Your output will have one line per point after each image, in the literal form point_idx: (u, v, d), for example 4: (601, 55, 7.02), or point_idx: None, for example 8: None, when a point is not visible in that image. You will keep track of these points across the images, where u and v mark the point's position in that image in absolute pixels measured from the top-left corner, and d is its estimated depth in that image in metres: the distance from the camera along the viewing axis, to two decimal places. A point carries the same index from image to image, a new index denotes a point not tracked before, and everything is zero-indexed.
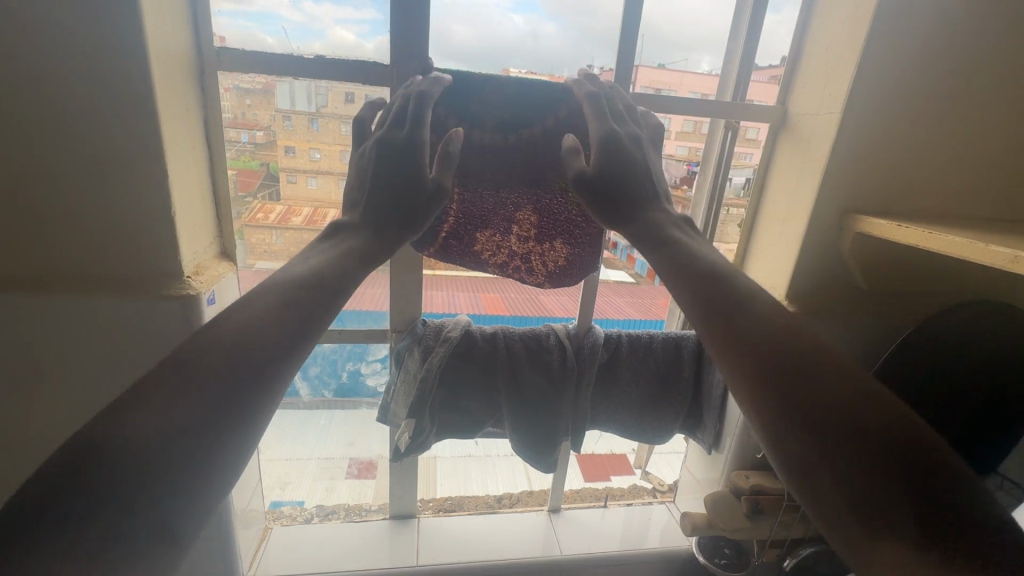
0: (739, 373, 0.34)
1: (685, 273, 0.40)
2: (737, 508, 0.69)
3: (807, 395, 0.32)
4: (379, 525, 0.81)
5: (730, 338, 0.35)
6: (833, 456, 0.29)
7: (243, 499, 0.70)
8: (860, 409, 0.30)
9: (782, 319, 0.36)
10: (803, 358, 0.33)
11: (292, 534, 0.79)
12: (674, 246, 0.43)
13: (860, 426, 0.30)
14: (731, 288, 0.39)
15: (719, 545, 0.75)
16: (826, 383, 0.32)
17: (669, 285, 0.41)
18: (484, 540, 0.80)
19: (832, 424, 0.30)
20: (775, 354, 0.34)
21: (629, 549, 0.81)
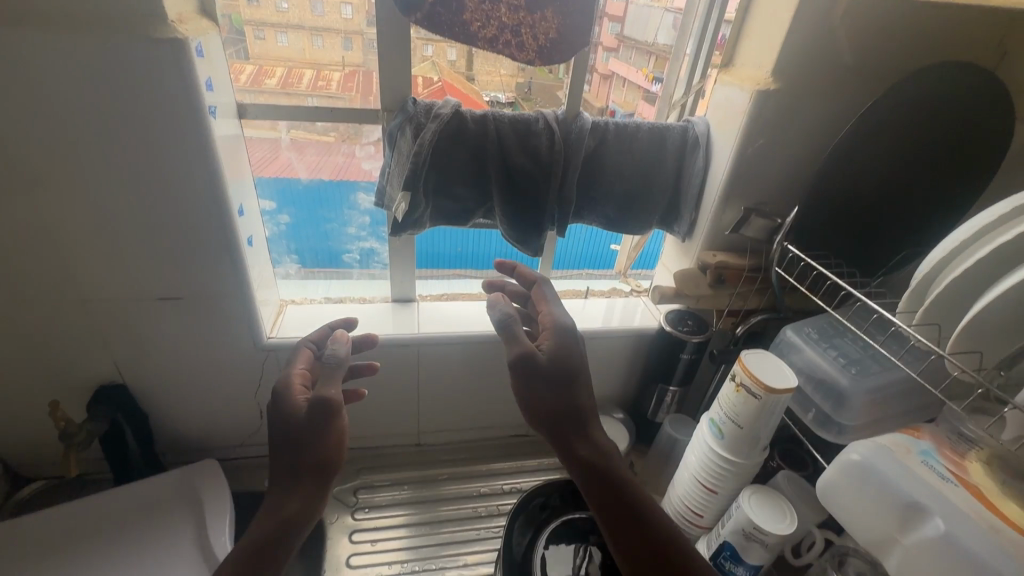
0: (580, 464, 0.54)
1: (551, 404, 0.56)
2: (702, 280, 0.78)
3: (599, 450, 0.55)
4: (383, 308, 0.88)
5: (579, 456, 0.54)
6: (624, 532, 0.50)
7: (258, 271, 0.75)
8: (630, 484, 0.53)
9: (619, 467, 0.54)
10: (620, 479, 0.54)
11: (308, 310, 0.85)
12: (547, 366, 0.58)
13: (640, 513, 0.51)
14: (594, 440, 0.55)
15: (684, 318, 0.84)
16: (614, 459, 0.55)
17: (540, 401, 0.56)
18: (475, 317, 0.88)
19: (625, 503, 0.52)
20: (596, 462, 0.54)
21: (606, 325, 0.89)
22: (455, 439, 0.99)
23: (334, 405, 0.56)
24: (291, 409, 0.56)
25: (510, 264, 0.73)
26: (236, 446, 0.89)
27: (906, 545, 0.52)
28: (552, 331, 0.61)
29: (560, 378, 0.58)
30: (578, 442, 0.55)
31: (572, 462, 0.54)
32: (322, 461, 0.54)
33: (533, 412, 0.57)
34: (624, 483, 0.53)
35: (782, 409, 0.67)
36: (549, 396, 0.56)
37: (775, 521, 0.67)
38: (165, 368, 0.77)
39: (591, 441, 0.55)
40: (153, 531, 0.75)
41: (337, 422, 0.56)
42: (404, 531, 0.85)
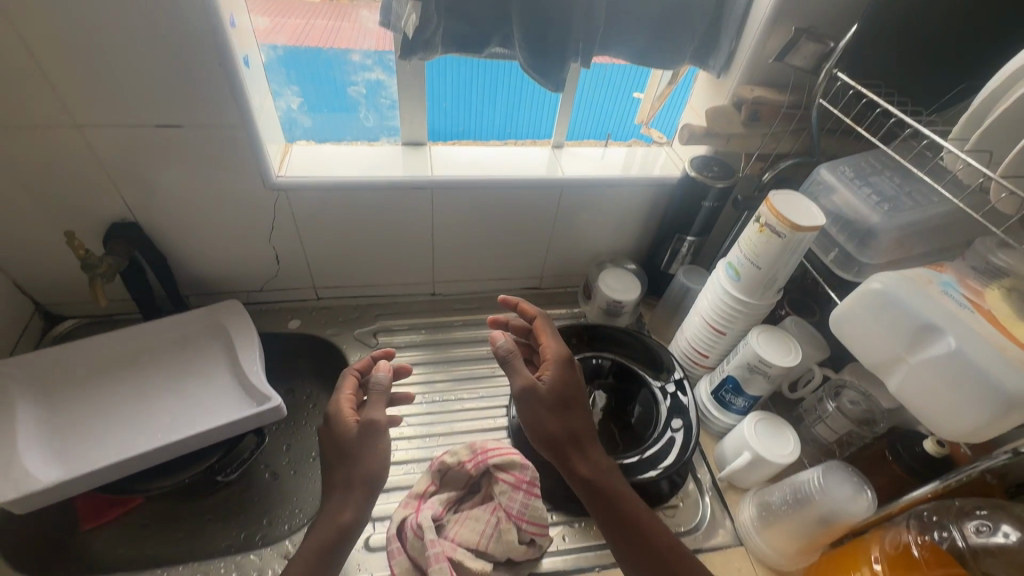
0: (579, 482, 0.61)
1: (546, 431, 0.63)
2: (735, 117, 0.73)
3: (598, 466, 0.63)
4: (394, 150, 0.84)
5: (579, 478, 0.61)
6: (623, 525, 0.59)
7: (258, 99, 0.70)
8: (624, 485, 0.63)
9: (606, 461, 0.64)
10: (611, 481, 0.62)
11: (313, 151, 0.80)
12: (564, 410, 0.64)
13: (636, 515, 0.60)
14: (583, 437, 0.64)
15: (709, 164, 0.80)
16: (610, 473, 0.63)
17: (537, 432, 0.63)
18: (490, 163, 0.85)
19: (623, 510, 0.60)
20: (590, 462, 0.63)
21: (627, 174, 0.86)
22: (469, 291, 1.01)
23: (378, 425, 0.61)
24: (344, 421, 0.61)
25: (513, 301, 0.75)
26: (256, 290, 0.91)
27: (910, 364, 0.53)
28: (554, 362, 0.66)
29: (562, 402, 0.64)
30: (572, 461, 0.62)
31: (577, 484, 0.61)
32: (362, 479, 0.58)
33: (540, 442, 0.63)
34: (613, 482, 0.62)
35: (805, 249, 0.66)
36: (551, 424, 0.63)
37: (781, 356, 0.70)
38: (176, 209, 0.76)
39: (589, 460, 0.62)
40: (188, 360, 0.79)
41: (377, 442, 0.60)
42: (423, 368, 0.90)
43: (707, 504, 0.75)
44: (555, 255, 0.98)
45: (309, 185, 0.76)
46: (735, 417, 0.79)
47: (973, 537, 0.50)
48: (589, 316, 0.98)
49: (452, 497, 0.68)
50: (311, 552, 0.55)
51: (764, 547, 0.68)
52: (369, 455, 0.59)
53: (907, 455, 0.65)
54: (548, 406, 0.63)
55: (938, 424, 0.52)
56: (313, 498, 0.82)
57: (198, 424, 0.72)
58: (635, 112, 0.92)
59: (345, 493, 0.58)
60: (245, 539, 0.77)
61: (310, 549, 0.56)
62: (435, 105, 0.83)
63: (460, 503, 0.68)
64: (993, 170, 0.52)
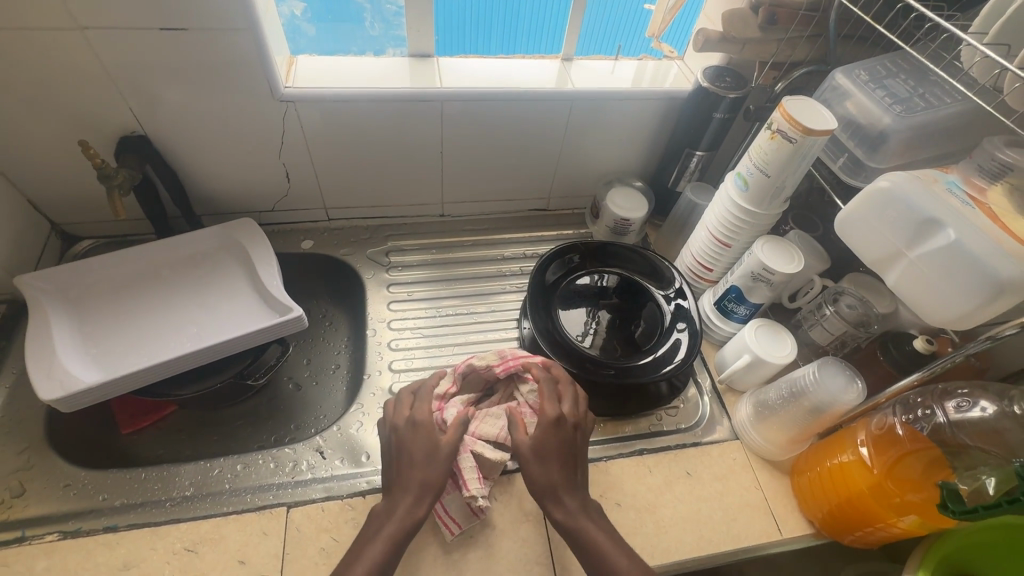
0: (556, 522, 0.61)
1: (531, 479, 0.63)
2: (752, 19, 0.71)
3: (575, 510, 0.62)
4: (400, 62, 0.82)
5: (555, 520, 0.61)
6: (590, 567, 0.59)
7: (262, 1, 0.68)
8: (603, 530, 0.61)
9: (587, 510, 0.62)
10: (588, 524, 0.61)
11: (319, 61, 0.78)
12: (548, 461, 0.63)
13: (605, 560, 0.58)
14: (563, 487, 0.62)
15: (722, 74, 0.79)
16: (589, 519, 0.61)
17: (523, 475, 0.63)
18: (499, 76, 0.83)
19: (591, 554, 0.59)
20: (566, 509, 0.61)
21: (637, 87, 0.85)
22: (476, 213, 1.02)
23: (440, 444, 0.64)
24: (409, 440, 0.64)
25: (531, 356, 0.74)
26: (267, 211, 0.91)
27: (909, 258, 0.56)
28: (542, 420, 0.65)
29: (545, 455, 0.63)
30: (547, 504, 0.62)
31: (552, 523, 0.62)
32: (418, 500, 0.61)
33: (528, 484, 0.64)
34: (588, 527, 0.60)
35: (815, 155, 0.66)
36: (532, 472, 0.63)
37: (785, 263, 0.73)
38: (186, 123, 0.75)
39: (563, 507, 0.61)
40: (208, 274, 0.81)
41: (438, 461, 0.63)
42: (435, 286, 0.93)
43: (706, 404, 0.81)
44: (562, 175, 0.98)
45: (317, 97, 0.75)
46: (736, 325, 0.83)
47: (954, 413, 0.54)
48: (596, 235, 0.99)
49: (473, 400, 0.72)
50: (389, 538, 0.58)
51: (757, 439, 0.74)
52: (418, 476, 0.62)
53: (897, 351, 0.69)
54: (527, 460, 0.63)
55: (932, 314, 0.55)
56: (337, 405, 0.87)
57: (225, 334, 0.75)
58: (646, 23, 0.90)
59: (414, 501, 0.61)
60: (276, 440, 0.83)
61: (383, 541, 0.58)
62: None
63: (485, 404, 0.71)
64: (1011, 63, 0.52)
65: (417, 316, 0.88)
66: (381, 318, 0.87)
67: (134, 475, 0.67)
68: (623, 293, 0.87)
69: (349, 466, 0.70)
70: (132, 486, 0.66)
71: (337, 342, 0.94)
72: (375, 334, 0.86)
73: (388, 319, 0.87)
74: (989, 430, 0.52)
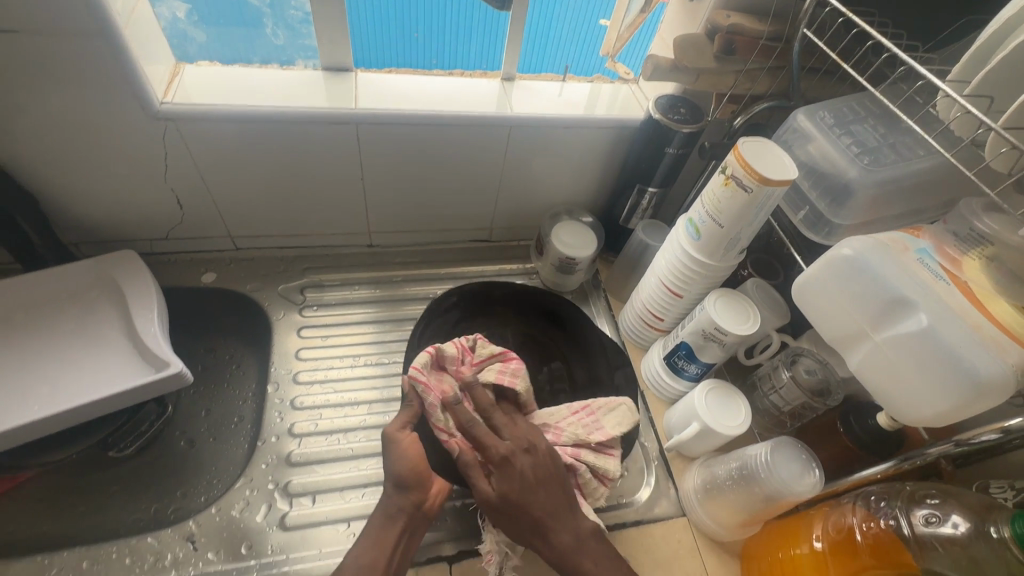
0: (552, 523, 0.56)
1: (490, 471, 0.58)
2: (707, 48, 0.63)
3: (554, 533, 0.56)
4: (310, 76, 0.71)
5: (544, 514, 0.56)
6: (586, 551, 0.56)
7: (122, 2, 0.56)
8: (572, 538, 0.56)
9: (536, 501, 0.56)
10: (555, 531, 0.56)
11: (208, 73, 0.67)
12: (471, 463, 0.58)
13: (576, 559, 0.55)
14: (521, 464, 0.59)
15: (676, 103, 0.71)
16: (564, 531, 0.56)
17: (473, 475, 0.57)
18: (424, 94, 0.73)
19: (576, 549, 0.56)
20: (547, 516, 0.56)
21: (584, 115, 0.75)
22: (411, 242, 0.91)
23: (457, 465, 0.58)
24: (410, 460, 0.57)
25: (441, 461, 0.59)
26: (161, 239, 0.79)
27: (875, 342, 0.48)
28: (501, 460, 0.57)
29: (532, 484, 0.57)
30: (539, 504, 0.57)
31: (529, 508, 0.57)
32: (539, 521, 0.55)
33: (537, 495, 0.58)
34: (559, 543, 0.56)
35: (772, 205, 0.58)
36: (535, 501, 0.56)
37: (738, 324, 0.65)
38: (40, 145, 0.63)
39: (555, 534, 0.55)
40: (78, 318, 0.69)
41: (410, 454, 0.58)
42: (356, 328, 0.82)
43: (651, 471, 0.72)
44: (507, 204, 0.88)
45: (200, 117, 0.64)
46: (687, 383, 0.74)
47: (921, 527, 0.46)
48: (540, 272, 0.90)
49: (424, 370, 0.62)
50: None
51: (704, 519, 0.66)
52: (550, 489, 0.58)
53: (858, 428, 0.61)
54: (496, 467, 0.57)
55: (898, 409, 0.47)
56: (234, 466, 0.71)
57: (84, 395, 0.63)
58: (599, 42, 0.80)
59: (400, 492, 0.57)
60: (152, 513, 0.67)
61: None
62: (406, 34, 0.73)
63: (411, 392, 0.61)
64: (992, 121, 0.44)
65: (331, 366, 0.77)
66: (287, 368, 0.76)
67: None
68: (536, 339, 0.82)
69: (226, 559, 0.60)
70: None
71: (243, 389, 0.78)
72: (279, 389, 0.74)
73: (296, 370, 0.76)
74: (962, 552, 0.43)
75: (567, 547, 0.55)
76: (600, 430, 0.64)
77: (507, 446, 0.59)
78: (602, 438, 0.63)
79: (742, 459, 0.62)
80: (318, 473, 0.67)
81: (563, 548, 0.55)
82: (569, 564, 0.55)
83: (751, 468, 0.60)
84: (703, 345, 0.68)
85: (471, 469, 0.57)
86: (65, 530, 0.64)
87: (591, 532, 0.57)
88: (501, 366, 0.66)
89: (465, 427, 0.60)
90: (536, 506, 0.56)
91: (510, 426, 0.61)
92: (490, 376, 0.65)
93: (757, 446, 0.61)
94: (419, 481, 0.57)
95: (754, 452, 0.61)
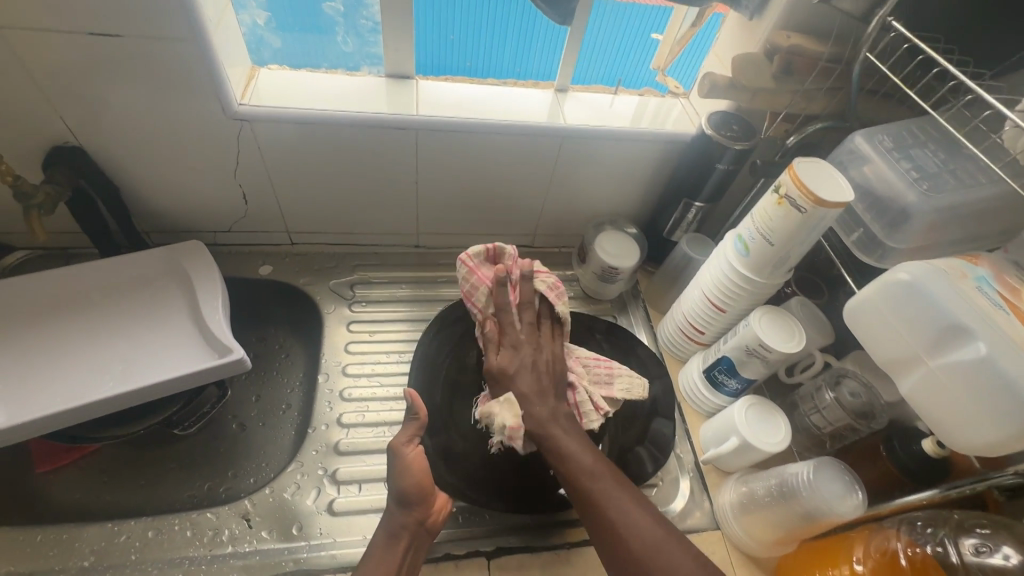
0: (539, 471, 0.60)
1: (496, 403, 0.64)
2: (766, 68, 0.65)
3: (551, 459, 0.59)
4: (374, 82, 0.74)
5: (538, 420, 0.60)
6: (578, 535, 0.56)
7: (212, 11, 0.60)
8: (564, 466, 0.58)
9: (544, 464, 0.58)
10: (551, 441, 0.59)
11: (280, 78, 0.71)
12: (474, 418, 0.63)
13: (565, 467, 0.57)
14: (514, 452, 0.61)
15: (729, 120, 0.72)
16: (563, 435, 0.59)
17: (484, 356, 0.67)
18: (480, 102, 0.76)
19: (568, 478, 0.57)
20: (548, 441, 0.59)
21: (634, 128, 0.77)
22: (456, 244, 0.94)
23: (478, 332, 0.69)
24: (416, 477, 0.58)
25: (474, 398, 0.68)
26: (224, 231, 0.84)
27: (930, 368, 0.48)
28: (508, 343, 0.65)
29: (537, 384, 0.62)
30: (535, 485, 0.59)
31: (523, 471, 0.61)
32: (525, 399, 0.61)
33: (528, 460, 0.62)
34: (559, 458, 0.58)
35: (826, 226, 0.58)
36: (528, 387, 0.62)
37: (783, 341, 0.65)
38: (126, 141, 0.68)
39: (551, 431, 0.59)
40: (148, 302, 0.74)
41: (410, 471, 0.58)
42: (400, 326, 0.84)
43: (686, 482, 0.73)
44: (551, 211, 0.90)
45: (275, 118, 0.67)
46: (726, 398, 0.75)
47: (970, 556, 0.47)
48: (581, 279, 0.92)
49: (474, 258, 0.70)
50: None
51: (740, 534, 0.66)
52: (539, 375, 0.63)
53: (903, 453, 0.62)
54: (497, 345, 0.66)
55: (952, 436, 0.47)
56: (283, 451, 0.75)
57: (152, 375, 0.68)
58: (652, 55, 0.80)
59: (404, 509, 0.58)
60: (206, 490, 0.71)
61: None
62: (441, 37, 0.74)
63: (460, 283, 0.70)
64: None
65: (377, 360, 0.80)
66: (337, 360, 0.79)
67: (27, 537, 0.61)
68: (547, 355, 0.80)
69: (278, 539, 0.63)
70: (21, 550, 0.60)
71: (292, 378, 0.82)
72: (328, 379, 0.77)
73: (345, 363, 0.79)
74: None
75: (564, 450, 0.58)
76: (607, 387, 0.68)
77: (524, 335, 0.66)
78: (587, 423, 0.66)
79: (781, 475, 0.63)
80: (363, 462, 0.70)
81: (538, 420, 0.60)
82: (545, 434, 0.59)
83: (791, 489, 0.61)
84: (745, 360, 0.69)
85: (488, 343, 0.66)
86: (128, 500, 0.69)
87: (567, 416, 0.61)
88: (552, 284, 0.70)
89: (497, 305, 0.67)
90: (534, 408, 0.60)
91: (530, 325, 0.67)
92: (530, 286, 0.69)
93: (796, 465, 0.61)
94: (422, 498, 0.58)
95: (794, 469, 0.61)
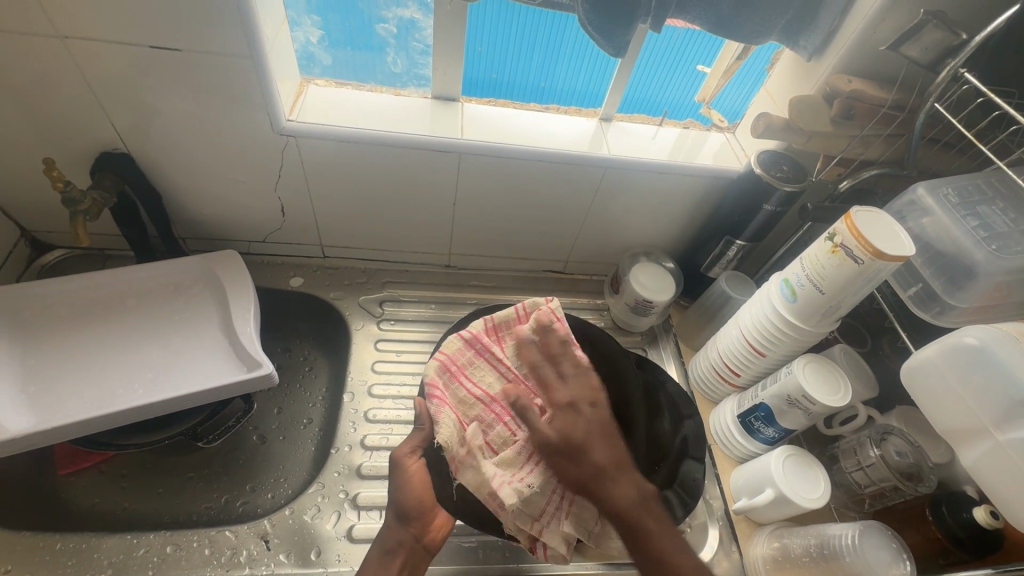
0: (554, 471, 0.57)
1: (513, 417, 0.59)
2: (824, 111, 0.63)
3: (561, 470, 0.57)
4: (421, 103, 0.74)
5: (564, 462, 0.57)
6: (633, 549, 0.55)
7: (270, 28, 0.61)
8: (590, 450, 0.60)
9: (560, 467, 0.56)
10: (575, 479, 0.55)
11: (329, 94, 0.71)
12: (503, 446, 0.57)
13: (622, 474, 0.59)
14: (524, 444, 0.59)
15: (779, 161, 0.71)
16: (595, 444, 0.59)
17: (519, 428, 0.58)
18: (524, 127, 0.75)
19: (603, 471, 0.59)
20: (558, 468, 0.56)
21: (679, 161, 0.75)
22: (488, 266, 0.93)
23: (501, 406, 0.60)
24: (417, 491, 0.58)
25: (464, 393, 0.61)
26: (259, 241, 0.84)
27: (996, 441, 0.46)
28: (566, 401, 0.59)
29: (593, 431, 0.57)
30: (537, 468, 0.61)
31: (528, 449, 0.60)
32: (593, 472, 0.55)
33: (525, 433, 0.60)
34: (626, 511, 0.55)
35: (882, 279, 0.56)
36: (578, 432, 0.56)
37: (827, 394, 0.63)
38: (173, 149, 0.68)
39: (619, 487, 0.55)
40: (181, 309, 0.74)
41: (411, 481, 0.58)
42: (424, 347, 0.83)
43: (715, 531, 0.69)
44: (586, 239, 0.89)
45: (321, 136, 0.67)
46: (760, 445, 0.72)
47: None
48: (612, 310, 0.90)
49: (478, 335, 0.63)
50: None
51: None
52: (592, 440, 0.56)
53: (951, 520, 0.59)
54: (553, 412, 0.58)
55: (1020, 516, 0.45)
56: (302, 468, 0.74)
57: (181, 384, 0.67)
58: (698, 87, 0.79)
59: (404, 525, 0.58)
60: (223, 504, 0.70)
61: None
62: (484, 49, 0.72)
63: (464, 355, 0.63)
64: None
65: (402, 382, 0.79)
66: (363, 379, 0.78)
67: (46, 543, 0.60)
68: None
69: (296, 563, 0.62)
70: (42, 557, 0.60)
71: (315, 392, 0.81)
72: (353, 398, 0.76)
73: (371, 382, 0.78)
74: None
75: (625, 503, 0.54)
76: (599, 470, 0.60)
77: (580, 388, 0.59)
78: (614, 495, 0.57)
79: (822, 534, 0.60)
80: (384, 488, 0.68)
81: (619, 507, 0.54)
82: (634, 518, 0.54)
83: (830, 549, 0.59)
84: (787, 409, 0.66)
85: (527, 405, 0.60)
86: (145, 508, 0.68)
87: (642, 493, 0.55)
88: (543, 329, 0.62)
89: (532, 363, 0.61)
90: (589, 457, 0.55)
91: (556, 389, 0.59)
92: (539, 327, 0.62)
93: (839, 526, 0.59)
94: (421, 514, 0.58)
95: (837, 529, 0.59)
